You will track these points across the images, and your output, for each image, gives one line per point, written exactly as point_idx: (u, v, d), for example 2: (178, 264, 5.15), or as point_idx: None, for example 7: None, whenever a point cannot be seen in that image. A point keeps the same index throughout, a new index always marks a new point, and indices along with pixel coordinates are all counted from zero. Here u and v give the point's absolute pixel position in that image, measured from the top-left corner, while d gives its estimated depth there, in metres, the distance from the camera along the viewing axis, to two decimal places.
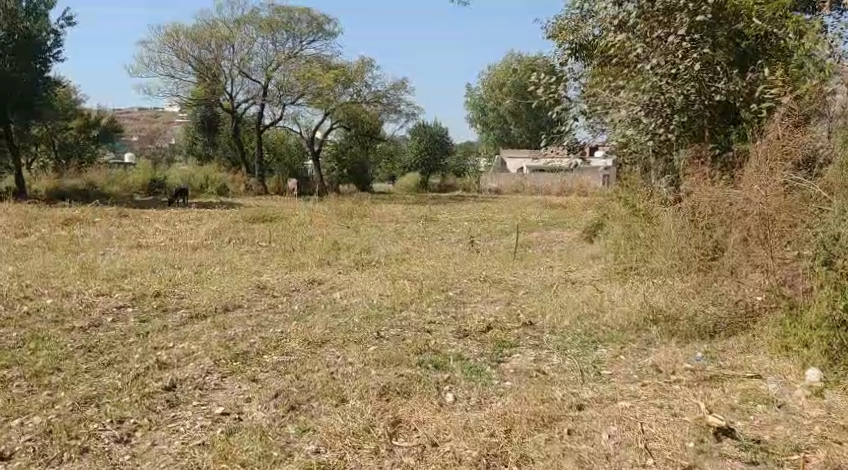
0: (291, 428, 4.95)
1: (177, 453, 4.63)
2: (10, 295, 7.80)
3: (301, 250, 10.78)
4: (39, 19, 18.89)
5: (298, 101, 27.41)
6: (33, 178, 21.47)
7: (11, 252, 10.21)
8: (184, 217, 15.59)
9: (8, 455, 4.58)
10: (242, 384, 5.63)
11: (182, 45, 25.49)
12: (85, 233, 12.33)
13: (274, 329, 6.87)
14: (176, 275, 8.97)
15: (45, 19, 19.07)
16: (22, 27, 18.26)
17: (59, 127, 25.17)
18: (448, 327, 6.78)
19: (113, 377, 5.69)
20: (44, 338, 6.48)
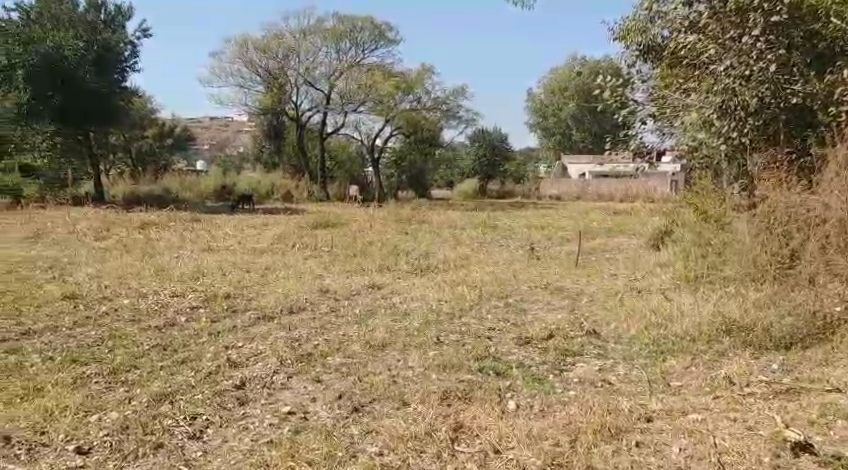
0: (355, 429, 4.95)
1: (247, 451, 4.67)
2: (90, 295, 8.05)
3: (361, 254, 10.87)
4: (116, 31, 19.95)
5: (360, 108, 27.64)
6: (110, 184, 22.16)
7: (88, 254, 10.56)
8: (251, 222, 15.87)
9: (87, 450, 4.65)
10: (307, 384, 5.66)
11: (251, 55, 26.45)
12: (160, 236, 12.65)
13: (337, 331, 6.91)
14: (242, 277, 9.12)
15: (122, 31, 20.01)
16: (100, 39, 19.13)
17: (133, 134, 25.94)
18: (509, 334, 6.71)
19: (187, 374, 5.80)
20: (123, 337, 6.64)
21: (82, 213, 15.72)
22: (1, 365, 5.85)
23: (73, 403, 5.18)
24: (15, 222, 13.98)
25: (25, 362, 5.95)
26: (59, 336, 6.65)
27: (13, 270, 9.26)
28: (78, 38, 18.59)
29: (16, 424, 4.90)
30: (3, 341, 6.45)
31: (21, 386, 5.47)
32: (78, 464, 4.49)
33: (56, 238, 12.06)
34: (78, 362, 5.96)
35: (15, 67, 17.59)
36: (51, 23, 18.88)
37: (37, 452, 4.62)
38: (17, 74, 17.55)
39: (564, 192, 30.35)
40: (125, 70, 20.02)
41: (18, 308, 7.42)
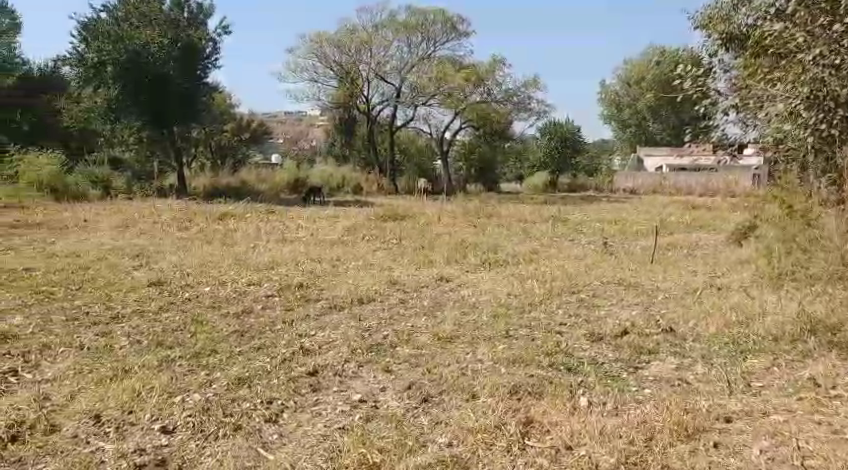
0: (425, 420, 4.96)
1: (321, 436, 4.72)
2: (175, 282, 8.28)
3: (429, 247, 10.86)
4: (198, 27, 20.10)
5: (430, 101, 27.65)
6: (190, 176, 22.74)
7: (171, 243, 10.88)
8: (321, 214, 16.04)
9: (171, 429, 4.78)
10: (377, 374, 5.68)
11: (325, 51, 26.57)
12: (238, 227, 12.91)
13: (407, 323, 6.92)
14: (314, 268, 9.22)
15: (203, 28, 20.28)
16: (185, 36, 19.44)
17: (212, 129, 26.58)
18: (580, 330, 6.58)
19: (263, 360, 5.90)
20: (203, 322, 6.80)
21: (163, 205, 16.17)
22: (93, 347, 6.07)
23: (158, 385, 5.32)
24: (103, 213, 14.49)
25: (114, 344, 6.16)
26: (145, 320, 6.85)
27: (102, 257, 9.62)
28: (163, 36, 18.95)
29: (107, 402, 5.07)
30: (96, 324, 6.68)
31: (110, 367, 5.65)
32: (164, 443, 4.62)
33: (141, 227, 12.47)
34: (164, 346, 6.13)
35: (105, 64, 18.43)
36: (139, 21, 19.05)
37: (124, 430, 4.76)
38: (107, 71, 18.43)
39: (640, 186, 29.44)
40: (207, 66, 20.27)
41: (106, 294, 7.68)
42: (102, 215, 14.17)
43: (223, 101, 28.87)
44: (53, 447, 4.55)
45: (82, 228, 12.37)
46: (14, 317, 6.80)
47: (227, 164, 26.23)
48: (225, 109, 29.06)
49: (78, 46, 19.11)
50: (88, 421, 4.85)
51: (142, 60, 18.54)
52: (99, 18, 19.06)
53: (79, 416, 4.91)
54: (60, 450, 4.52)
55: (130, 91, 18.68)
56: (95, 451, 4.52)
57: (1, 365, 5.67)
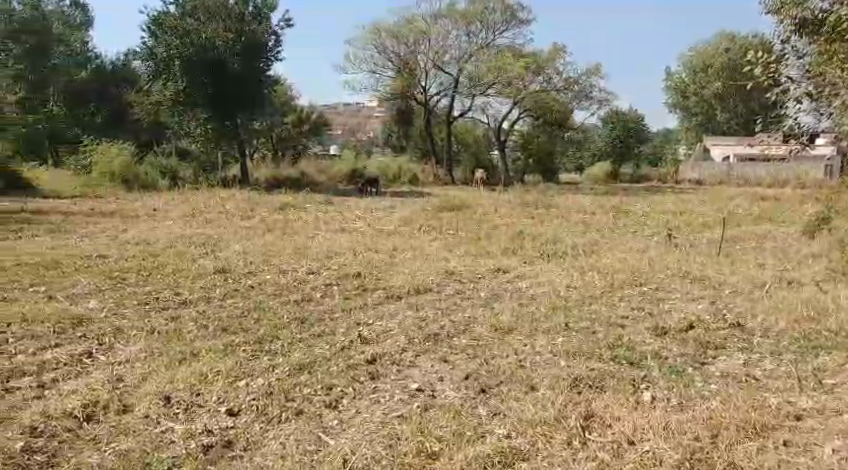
0: (483, 410, 4.92)
1: (380, 424, 4.74)
2: (238, 270, 8.40)
3: (487, 238, 10.78)
4: (263, 22, 20.00)
5: (488, 91, 27.32)
6: (252, 167, 23.09)
7: (235, 233, 11.04)
8: (379, 205, 16.06)
9: (237, 412, 4.87)
10: (435, 364, 5.65)
11: (384, 43, 26.66)
12: (298, 217, 13.05)
13: (464, 313, 6.89)
14: (372, 258, 9.22)
15: (267, 23, 20.09)
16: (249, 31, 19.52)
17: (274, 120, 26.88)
18: (644, 324, 6.44)
19: (323, 347, 5.94)
20: (265, 309, 6.89)
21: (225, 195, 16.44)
22: (163, 331, 6.19)
23: (224, 369, 5.40)
24: (169, 202, 14.79)
25: (183, 328, 6.27)
26: (211, 306, 6.97)
27: (171, 245, 9.83)
28: (228, 29, 19.19)
29: (176, 383, 5.17)
30: (165, 309, 6.83)
31: (178, 351, 5.76)
32: (230, 425, 4.71)
33: (207, 216, 12.70)
34: (229, 332, 6.23)
35: (173, 59, 18.98)
36: (206, 16, 19.28)
37: (193, 412, 4.86)
38: (175, 65, 18.99)
39: (705, 177, 28.68)
40: (269, 59, 20.26)
41: (175, 280, 7.83)
42: (170, 204, 14.50)
43: (284, 94, 29.17)
44: (125, 426, 4.67)
45: (151, 217, 12.68)
46: (90, 301, 7.00)
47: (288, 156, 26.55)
48: (286, 101, 29.37)
49: (148, 41, 19.60)
50: (159, 401, 4.95)
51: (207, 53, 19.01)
52: (168, 12, 19.45)
53: (149, 396, 5.01)
54: (132, 429, 4.63)
55: (199, 83, 19.19)
56: (164, 431, 4.62)
57: (77, 348, 5.82)
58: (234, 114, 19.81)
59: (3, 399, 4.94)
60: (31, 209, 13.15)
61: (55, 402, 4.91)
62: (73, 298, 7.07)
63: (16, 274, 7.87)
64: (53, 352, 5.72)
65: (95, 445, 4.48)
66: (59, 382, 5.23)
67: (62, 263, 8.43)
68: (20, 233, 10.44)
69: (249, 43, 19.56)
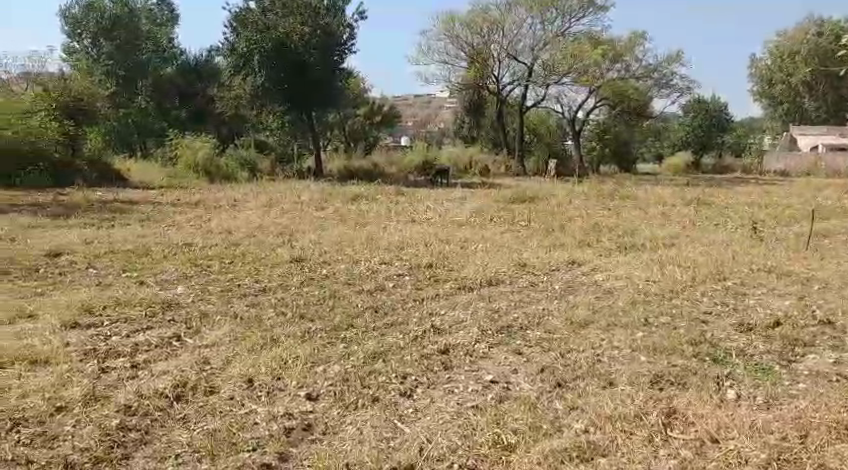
0: (560, 404, 4.84)
1: (454, 413, 4.73)
2: (314, 259, 8.49)
3: (561, 230, 10.63)
4: (338, 14, 20.02)
5: (563, 79, 26.80)
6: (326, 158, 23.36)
7: (310, 223, 11.19)
8: (451, 196, 16.01)
9: (315, 396, 4.93)
10: (508, 356, 5.58)
11: (457, 33, 26.34)
12: (369, 208, 13.10)
13: (537, 305, 6.79)
14: (443, 249, 9.18)
15: (342, 15, 20.09)
16: (323, 23, 19.51)
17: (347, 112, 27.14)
18: (728, 320, 6.21)
19: (396, 336, 5.96)
20: (338, 297, 6.94)
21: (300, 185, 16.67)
22: (245, 317, 6.29)
23: (303, 354, 5.47)
24: (246, 193, 15.07)
25: (262, 315, 6.37)
26: (288, 294, 7.07)
27: (251, 234, 10.00)
28: (304, 24, 19.38)
29: (258, 367, 5.26)
30: (245, 295, 6.96)
31: (259, 336, 5.85)
32: (309, 409, 4.78)
33: (283, 207, 12.86)
34: (305, 319, 6.31)
35: (252, 52, 19.32)
36: (283, 11, 19.51)
37: (274, 395, 4.94)
38: (254, 59, 19.28)
39: (792, 168, 27.80)
40: (344, 52, 20.32)
41: (255, 268, 7.97)
42: (249, 195, 14.76)
43: (357, 86, 29.41)
44: (210, 407, 4.78)
45: (231, 208, 12.91)
46: (177, 287, 7.18)
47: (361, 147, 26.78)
48: (359, 93, 29.60)
49: (229, 36, 20.01)
50: (242, 384, 5.05)
51: (286, 50, 19.26)
52: (247, 8, 19.76)
53: (233, 379, 5.11)
54: (219, 410, 4.75)
55: (275, 78, 19.36)
56: (248, 413, 4.72)
57: (167, 330, 5.99)
58: (307, 108, 20.17)
59: (99, 378, 5.10)
60: (120, 199, 13.57)
61: (146, 383, 5.05)
62: (162, 284, 7.27)
63: (109, 260, 8.13)
64: (145, 335, 5.90)
65: (184, 424, 4.61)
66: (150, 364, 5.38)
67: (151, 251, 8.67)
68: (112, 222, 10.79)
69: (323, 39, 19.60)
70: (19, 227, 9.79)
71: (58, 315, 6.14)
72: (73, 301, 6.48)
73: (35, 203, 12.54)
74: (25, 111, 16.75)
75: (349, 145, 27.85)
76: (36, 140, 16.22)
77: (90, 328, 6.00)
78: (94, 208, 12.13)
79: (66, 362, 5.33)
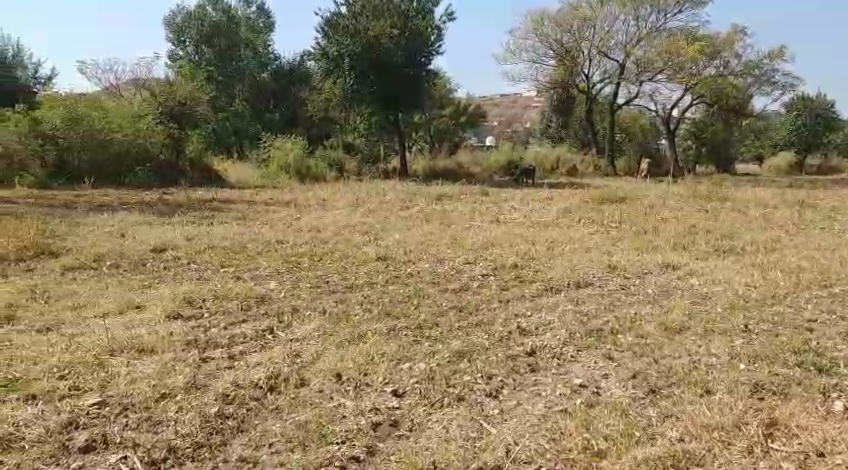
0: (653, 411, 4.67)
1: (541, 417, 4.63)
2: (398, 258, 8.52)
3: (654, 232, 10.31)
4: (426, 15, 20.09)
5: (657, 77, 26.09)
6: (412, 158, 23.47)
7: (396, 222, 11.24)
8: (539, 196, 15.80)
9: (401, 393, 4.93)
10: (599, 360, 5.43)
11: (546, 31, 25.90)
12: (454, 208, 13.06)
13: (629, 309, 6.58)
14: (529, 250, 9.04)
15: (431, 17, 20.17)
16: (412, 25, 19.70)
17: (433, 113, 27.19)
18: (835, 329, 5.90)
19: (481, 337, 5.88)
20: (423, 296, 6.91)
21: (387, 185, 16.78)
22: (332, 313, 6.35)
23: (388, 351, 5.46)
24: (334, 192, 15.26)
25: (349, 311, 6.41)
26: (374, 291, 7.09)
27: (338, 233, 10.11)
28: (394, 26, 19.47)
29: (346, 362, 5.27)
30: (332, 292, 7.02)
31: (347, 332, 5.89)
32: (395, 405, 4.77)
33: (370, 207, 12.95)
34: (391, 316, 6.32)
35: (342, 56, 19.62)
36: (373, 14, 19.64)
37: (361, 390, 4.96)
38: (343, 62, 19.62)
39: None
40: (432, 53, 20.30)
41: (341, 266, 8.04)
42: (337, 195, 14.96)
43: (444, 87, 29.44)
44: (301, 399, 4.85)
45: (321, 207, 13.09)
46: (269, 282, 7.32)
47: (447, 147, 26.79)
48: (446, 94, 29.62)
49: (321, 40, 20.30)
50: (331, 378, 5.09)
51: (374, 53, 19.43)
52: (338, 12, 20.04)
53: (321, 374, 5.14)
54: (308, 402, 4.81)
55: (364, 81, 19.70)
56: (337, 406, 4.76)
57: (260, 324, 6.10)
58: (396, 108, 20.31)
59: (199, 367, 5.24)
60: (218, 199, 13.98)
61: (241, 373, 5.14)
62: (255, 279, 7.43)
63: (208, 255, 8.37)
64: (240, 328, 6.02)
65: (277, 415, 4.68)
66: (245, 355, 5.48)
67: (247, 247, 8.87)
68: (211, 220, 11.13)
69: (412, 39, 19.71)
70: (127, 224, 10.18)
71: (162, 306, 6.35)
72: (175, 293, 6.68)
73: (141, 202, 13.05)
74: (131, 114, 17.48)
75: (435, 145, 27.92)
76: (142, 141, 16.91)
77: (192, 320, 6.19)
78: (194, 207, 12.52)
79: (170, 350, 5.50)
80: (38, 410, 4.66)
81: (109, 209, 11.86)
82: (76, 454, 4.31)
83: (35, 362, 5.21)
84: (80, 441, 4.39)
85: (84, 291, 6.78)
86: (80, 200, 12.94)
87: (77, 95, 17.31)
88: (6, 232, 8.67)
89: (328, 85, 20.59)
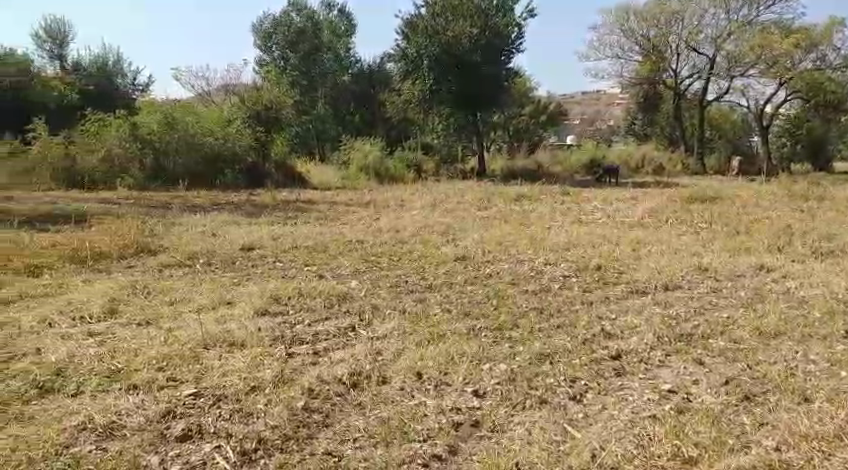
0: (747, 419, 4.48)
1: (629, 422, 4.50)
2: (478, 258, 8.46)
3: (746, 233, 9.94)
4: (507, 13, 19.93)
5: (749, 72, 24.97)
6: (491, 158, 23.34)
7: (475, 222, 11.18)
8: (622, 196, 15.47)
9: (482, 393, 4.87)
10: (688, 365, 5.24)
11: (632, 26, 25.86)
12: (535, 208, 12.90)
13: (720, 313, 6.35)
14: (614, 251, 8.84)
15: (512, 15, 19.99)
16: (492, 24, 19.62)
17: (513, 112, 27.00)
18: None
19: (564, 339, 5.77)
20: (505, 297, 6.84)
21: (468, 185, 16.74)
22: (412, 312, 6.35)
23: (469, 352, 5.42)
24: (414, 193, 15.30)
25: (429, 311, 6.40)
26: (453, 291, 7.06)
27: (417, 233, 10.12)
28: (474, 26, 19.43)
29: (427, 361, 5.25)
30: (412, 292, 7.03)
31: (427, 331, 5.87)
32: (476, 406, 4.72)
33: (449, 207, 12.93)
34: (471, 316, 6.28)
35: (421, 57, 19.70)
36: (454, 14, 19.66)
37: (442, 389, 4.94)
38: (423, 63, 19.68)
39: None
40: (511, 51, 20.15)
41: (421, 266, 8.03)
42: (417, 195, 15.00)
43: (524, 86, 29.20)
44: (383, 396, 4.85)
45: (400, 207, 13.15)
46: (351, 281, 7.38)
47: (526, 147, 26.55)
48: (526, 93, 29.37)
49: (401, 42, 20.42)
50: (412, 376, 5.08)
51: (455, 52, 19.52)
52: (419, 13, 20.12)
53: (402, 372, 5.14)
54: (390, 399, 4.80)
55: (442, 82, 19.71)
56: (418, 404, 4.74)
57: (342, 321, 6.15)
58: (478, 108, 20.10)
59: (285, 362, 5.31)
60: (302, 200, 14.20)
61: (325, 369, 5.18)
62: (337, 278, 7.50)
63: (293, 254, 8.50)
64: (323, 325, 6.08)
65: (360, 411, 4.70)
66: (328, 352, 5.53)
67: (329, 247, 8.97)
68: (294, 219, 11.32)
69: (490, 39, 19.65)
70: (216, 223, 10.45)
71: (250, 302, 6.47)
72: (262, 290, 6.80)
73: (229, 202, 13.39)
74: (222, 117, 17.99)
75: (514, 145, 27.71)
76: (230, 143, 17.35)
77: (278, 316, 6.29)
78: (280, 207, 12.75)
79: (257, 346, 5.59)
80: (139, 399, 4.79)
81: (198, 209, 12.20)
82: (173, 442, 4.39)
83: (135, 355, 5.39)
84: (176, 429, 4.48)
85: (178, 287, 6.98)
86: (173, 200, 13.36)
87: (168, 99, 17.90)
88: (107, 231, 9.00)
89: (407, 86, 20.69)
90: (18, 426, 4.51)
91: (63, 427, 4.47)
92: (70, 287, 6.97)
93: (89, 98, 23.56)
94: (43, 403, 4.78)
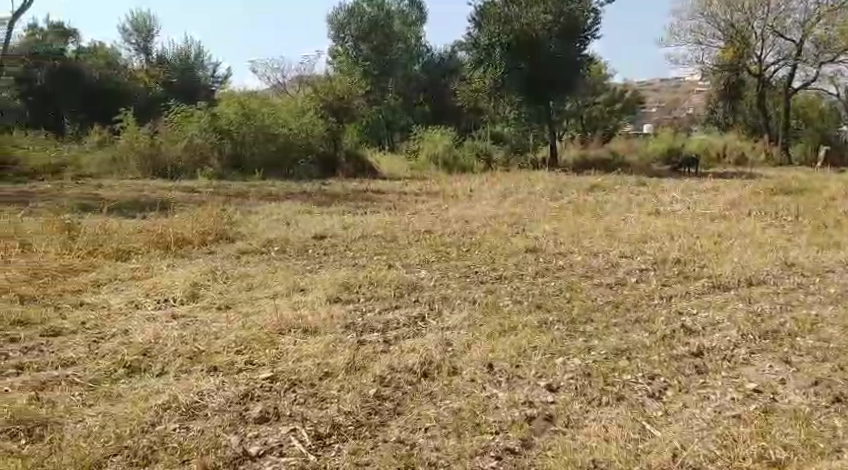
0: (840, 421, 4.26)
1: (711, 421, 4.33)
2: (549, 250, 8.30)
3: (835, 227, 9.49)
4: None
5: (839, 57, 24.31)
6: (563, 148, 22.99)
7: (546, 213, 11.00)
8: (701, 187, 14.98)
9: (555, 388, 4.77)
10: (775, 365, 5.02)
11: (714, 11, 24.73)
12: (608, 199, 12.58)
13: (809, 311, 6.05)
14: (693, 244, 8.55)
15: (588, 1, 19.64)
16: (568, 10, 19.30)
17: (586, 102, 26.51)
18: None
19: (641, 334, 5.60)
20: (578, 290, 6.69)
21: (541, 175, 16.49)
22: (482, 303, 6.28)
23: (542, 345, 5.31)
24: (486, 183, 15.15)
25: (500, 302, 6.31)
26: (524, 283, 6.94)
27: (488, 224, 10.00)
28: (548, 12, 19.15)
29: (499, 353, 5.18)
30: (484, 283, 6.94)
31: (499, 323, 5.78)
32: (550, 400, 4.62)
33: (520, 198, 12.75)
34: (543, 309, 6.16)
35: (493, 45, 19.64)
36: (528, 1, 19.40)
37: (515, 381, 4.86)
38: (495, 51, 19.64)
39: None
40: (586, 39, 19.76)
41: (491, 257, 7.93)
42: (487, 185, 14.85)
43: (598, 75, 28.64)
44: (455, 387, 4.79)
45: (470, 198, 13.04)
46: (421, 270, 7.35)
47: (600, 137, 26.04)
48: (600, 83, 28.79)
49: (473, 30, 20.25)
50: (484, 368, 5.00)
51: (529, 38, 19.25)
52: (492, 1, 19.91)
53: (475, 363, 5.08)
54: (462, 390, 4.75)
55: (513, 67, 19.58)
56: (490, 397, 4.67)
57: (413, 311, 6.12)
58: (552, 95, 19.74)
59: (356, 349, 5.31)
60: (372, 190, 14.21)
61: (397, 358, 5.15)
62: (408, 268, 7.47)
63: (365, 243, 8.52)
64: (393, 314, 6.07)
65: (431, 401, 4.66)
66: (400, 341, 5.51)
67: (399, 237, 8.95)
68: (365, 209, 11.34)
69: (566, 24, 19.34)
70: (289, 213, 10.54)
71: (324, 290, 6.51)
72: (335, 279, 6.83)
73: (302, 191, 13.52)
74: (296, 109, 18.22)
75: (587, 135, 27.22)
76: (304, 133, 17.52)
77: (350, 304, 6.31)
78: (351, 197, 12.80)
79: (331, 332, 5.62)
80: (219, 381, 4.86)
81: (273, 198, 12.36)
82: (251, 423, 4.43)
83: (216, 338, 5.48)
84: (255, 411, 4.53)
85: (255, 273, 7.08)
86: (249, 190, 13.55)
87: (243, 90, 18.17)
88: (187, 218, 9.19)
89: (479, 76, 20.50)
90: (107, 404, 4.64)
91: (148, 406, 4.57)
92: (155, 271, 7.14)
93: (171, 89, 24.23)
94: (131, 382, 4.90)
